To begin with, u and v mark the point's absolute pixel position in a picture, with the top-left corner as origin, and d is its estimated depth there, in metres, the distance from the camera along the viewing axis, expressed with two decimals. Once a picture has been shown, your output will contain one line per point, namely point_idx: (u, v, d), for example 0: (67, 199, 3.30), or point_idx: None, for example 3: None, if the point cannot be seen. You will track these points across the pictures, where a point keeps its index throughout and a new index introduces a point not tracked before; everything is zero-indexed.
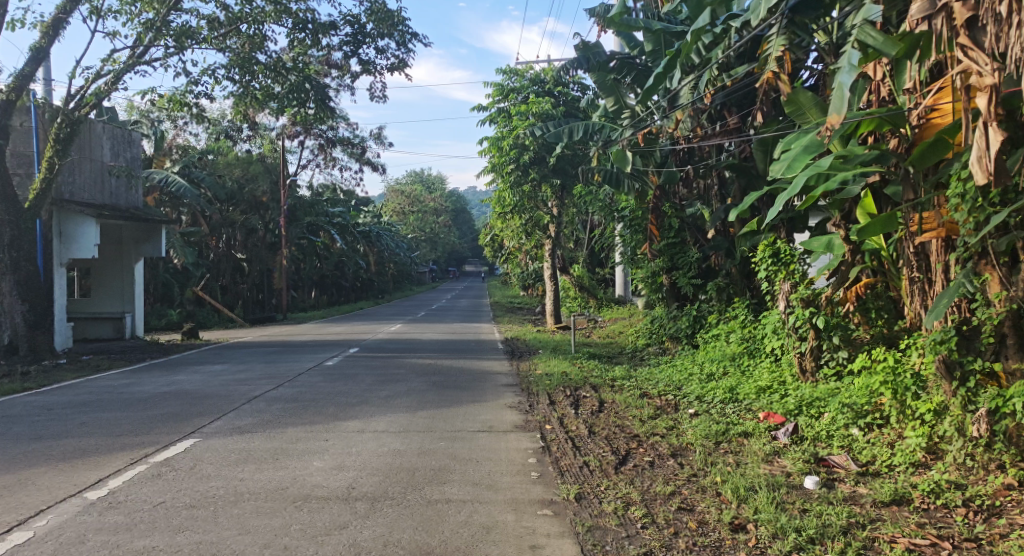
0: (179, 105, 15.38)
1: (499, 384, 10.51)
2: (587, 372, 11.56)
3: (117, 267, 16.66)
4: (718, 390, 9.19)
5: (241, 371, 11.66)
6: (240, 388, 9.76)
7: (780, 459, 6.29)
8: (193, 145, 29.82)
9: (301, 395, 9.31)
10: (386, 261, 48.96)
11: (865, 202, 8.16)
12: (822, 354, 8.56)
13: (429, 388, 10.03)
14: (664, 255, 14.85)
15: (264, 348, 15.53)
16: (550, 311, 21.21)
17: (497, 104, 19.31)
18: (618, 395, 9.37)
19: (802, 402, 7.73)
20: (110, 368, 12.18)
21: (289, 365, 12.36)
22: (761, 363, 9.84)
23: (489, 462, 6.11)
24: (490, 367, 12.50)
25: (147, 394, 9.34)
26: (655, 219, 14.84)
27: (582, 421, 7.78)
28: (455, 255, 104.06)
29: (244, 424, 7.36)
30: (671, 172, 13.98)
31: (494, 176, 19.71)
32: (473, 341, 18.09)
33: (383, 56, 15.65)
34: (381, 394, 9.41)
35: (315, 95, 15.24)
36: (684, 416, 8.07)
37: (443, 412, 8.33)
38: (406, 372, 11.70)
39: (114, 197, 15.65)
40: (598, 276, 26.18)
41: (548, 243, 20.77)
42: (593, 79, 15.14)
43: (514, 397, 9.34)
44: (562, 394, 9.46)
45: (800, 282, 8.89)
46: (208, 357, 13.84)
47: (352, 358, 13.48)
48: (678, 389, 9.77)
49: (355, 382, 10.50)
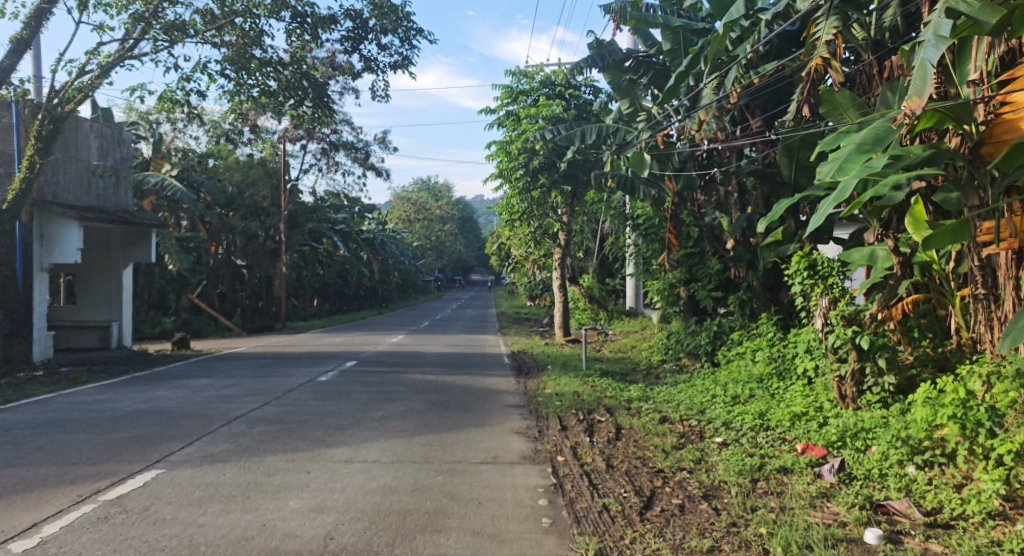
0: (172, 104, 14.69)
1: (505, 404, 9.68)
2: (601, 392, 10.72)
3: (106, 272, 15.91)
4: (747, 417, 8.34)
5: (227, 386, 10.83)
6: (223, 406, 8.94)
7: (829, 504, 5.40)
8: (194, 148, 29.22)
9: (288, 415, 8.51)
10: (391, 269, 48.29)
11: (916, 209, 7.20)
12: (864, 379, 7.67)
13: (428, 408, 9.21)
14: (682, 266, 14.05)
15: (257, 360, 14.71)
16: (559, 323, 20.42)
17: (506, 108, 18.53)
18: (636, 420, 8.53)
19: (846, 432, 6.93)
20: (89, 381, 11.39)
21: (280, 380, 11.57)
22: (793, 386, 8.99)
23: (494, 504, 5.25)
24: (496, 384, 11.67)
25: (118, 412, 8.51)
26: (674, 227, 13.57)
27: (598, 452, 6.92)
28: (462, 265, 103.42)
29: (217, 452, 6.52)
30: (689, 177, 13.37)
31: (501, 182, 18.91)
32: (478, 354, 17.27)
33: (386, 52, 14.95)
34: (376, 416, 8.59)
35: (314, 94, 14.56)
36: (712, 446, 7.23)
37: (442, 438, 7.50)
38: (405, 389, 10.87)
39: (101, 200, 14.95)
40: (608, 286, 25.39)
41: (558, 252, 19.99)
42: (608, 79, 14.40)
43: (522, 420, 8.50)
44: (575, 418, 8.60)
45: (840, 299, 8.02)
46: (197, 369, 13.04)
47: (349, 372, 12.67)
48: (702, 414, 8.92)
49: (349, 400, 9.68)
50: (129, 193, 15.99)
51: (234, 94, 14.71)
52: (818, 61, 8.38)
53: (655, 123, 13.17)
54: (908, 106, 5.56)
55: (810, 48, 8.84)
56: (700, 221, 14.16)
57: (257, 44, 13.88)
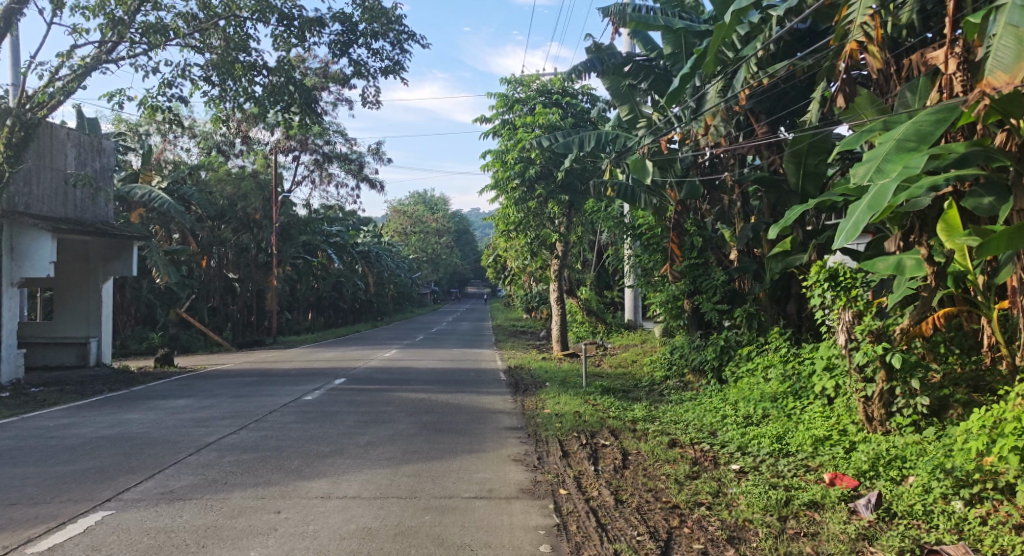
0: (153, 112, 14.08)
1: (501, 427, 9.00)
2: (603, 412, 10.05)
3: (84, 286, 15.23)
4: (763, 441, 7.68)
5: (204, 408, 10.14)
6: (195, 432, 8.24)
7: (871, 549, 4.76)
8: (184, 159, 28.59)
9: (266, 441, 7.81)
10: (386, 282, 47.66)
11: (950, 215, 6.60)
12: (894, 400, 7.05)
13: (418, 432, 8.52)
14: (686, 277, 13.27)
15: (242, 378, 14.00)
16: (557, 337, 19.77)
17: (501, 116, 17.93)
18: (644, 445, 7.85)
19: (878, 460, 6.31)
20: (58, 402, 10.68)
21: (263, 401, 10.88)
22: (810, 406, 8.34)
23: (489, 552, 4.57)
24: (492, 404, 10.99)
25: (80, 439, 7.82)
26: (677, 237, 13.15)
27: (605, 483, 6.25)
28: (458, 278, 102.94)
29: (179, 487, 5.83)
30: (693, 185, 12.80)
31: (497, 193, 18.30)
32: (474, 370, 16.60)
33: (377, 57, 14.38)
34: (361, 442, 7.90)
35: (300, 100, 13.92)
36: (729, 475, 6.57)
37: (432, 467, 6.81)
38: (394, 410, 10.18)
39: (79, 211, 14.32)
40: (607, 299, 24.79)
41: (555, 263, 19.35)
42: (605, 86, 13.95)
43: (519, 446, 7.81)
44: (577, 443, 7.91)
45: (865, 312, 7.37)
46: (176, 389, 12.33)
47: (337, 391, 11.98)
48: (714, 437, 8.24)
49: (333, 423, 8.98)
50: (109, 204, 15.36)
51: (218, 101, 14.11)
52: (852, 45, 7.81)
53: (658, 129, 12.97)
54: (988, 80, 5.24)
55: (843, 30, 8.18)
56: (705, 231, 13.41)
57: (246, 50, 13.17)
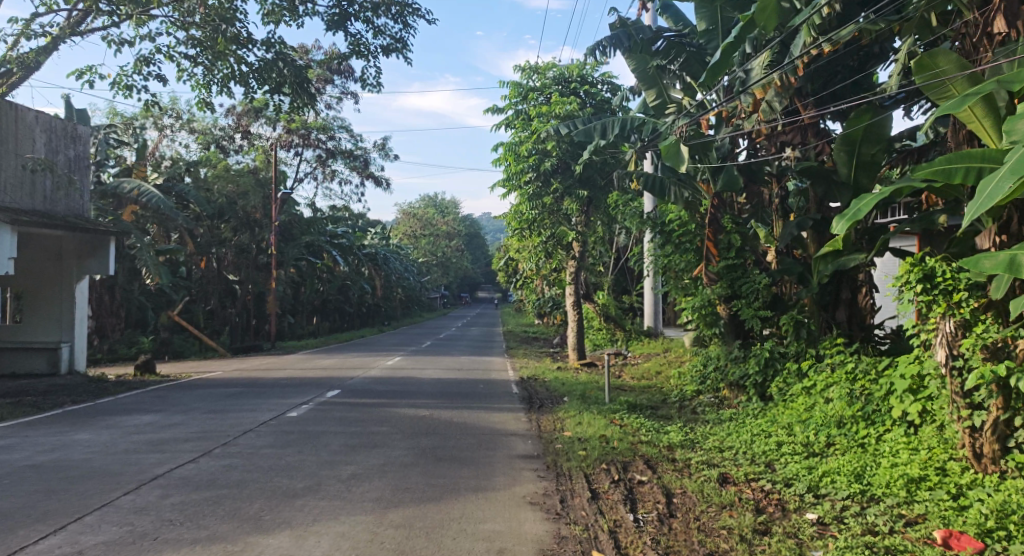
0: (130, 94, 12.79)
1: (514, 455, 7.57)
2: (634, 435, 8.65)
3: (55, 285, 13.92)
4: (838, 480, 6.23)
5: (169, 427, 8.74)
6: (147, 460, 6.83)
7: None
8: (183, 155, 27.43)
9: (228, 473, 6.40)
10: (394, 286, 46.37)
11: None
12: (1014, 434, 5.60)
13: (415, 462, 7.07)
14: (722, 280, 11.72)
15: (226, 388, 12.63)
16: (573, 345, 18.41)
17: (514, 107, 16.50)
18: (690, 482, 6.43)
19: (1008, 515, 4.81)
20: (5, 417, 9.34)
21: (240, 417, 9.50)
22: (890, 435, 6.88)
23: None
24: (503, 424, 9.54)
25: (4, 469, 6.45)
26: (712, 233, 11.59)
27: (652, 542, 4.81)
28: (469, 283, 101.85)
29: (89, 548, 4.41)
30: (729, 173, 11.27)
31: (508, 188, 16.95)
32: (483, 381, 15.16)
33: (377, 35, 13.06)
34: (344, 475, 6.47)
35: (292, 79, 12.47)
36: (808, 530, 5.12)
37: (427, 514, 5.37)
38: (391, 431, 8.75)
39: (48, 203, 13.06)
40: (624, 304, 23.37)
41: (572, 265, 17.84)
42: (631, 66, 12.51)
43: (537, 483, 6.36)
44: (606, 480, 6.48)
45: (974, 323, 5.94)
46: (148, 402, 10.96)
47: (326, 406, 10.56)
48: (772, 472, 6.80)
49: (316, 448, 7.57)
50: (86, 196, 14.08)
51: (204, 83, 12.79)
52: None
53: (690, 112, 11.67)
54: None
55: None
56: (743, 228, 11.83)
57: (231, 20, 11.66)
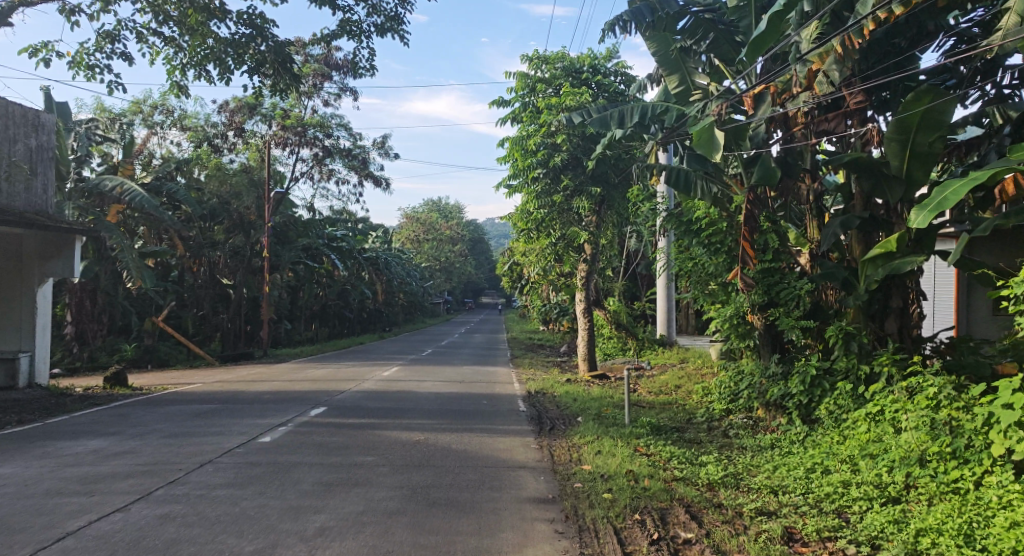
0: (95, 76, 11.49)
1: (524, 498, 6.20)
2: (665, 470, 7.26)
3: (15, 290, 12.66)
4: (942, 543, 4.86)
5: (115, 457, 7.39)
6: (66, 508, 5.47)
7: None
8: (172, 153, 26.16)
9: (161, 527, 5.03)
10: (396, 291, 44.97)
11: None
12: None
13: (402, 510, 5.69)
14: (757, 286, 10.27)
15: (200, 405, 11.27)
16: (584, 356, 17.06)
17: (521, 99, 15.19)
18: (750, 541, 5.07)
19: None
20: None
21: (203, 443, 8.14)
22: (997, 480, 5.44)
23: None
24: (509, 453, 8.14)
25: None
26: (749, 232, 9.93)
27: None
28: (472, 288, 100.53)
29: None
30: (766, 165, 9.92)
31: (514, 185, 15.63)
32: (486, 395, 13.78)
33: (369, 13, 11.75)
34: (310, 531, 5.10)
35: (272, 58, 11.10)
36: None
37: None
38: (376, 464, 7.38)
39: (5, 198, 11.77)
40: (637, 311, 21.96)
41: (583, 269, 16.47)
42: (652, 51, 11.21)
43: (555, 543, 5.00)
44: (643, 540, 5.10)
45: None
46: (105, 422, 9.62)
47: (305, 429, 9.18)
48: (850, 528, 5.46)
49: (283, 489, 6.20)
50: (51, 190, 12.79)
51: (177, 64, 11.50)
52: None
53: (721, 95, 10.34)
54: None
55: None
56: (778, 227, 10.41)
57: None
